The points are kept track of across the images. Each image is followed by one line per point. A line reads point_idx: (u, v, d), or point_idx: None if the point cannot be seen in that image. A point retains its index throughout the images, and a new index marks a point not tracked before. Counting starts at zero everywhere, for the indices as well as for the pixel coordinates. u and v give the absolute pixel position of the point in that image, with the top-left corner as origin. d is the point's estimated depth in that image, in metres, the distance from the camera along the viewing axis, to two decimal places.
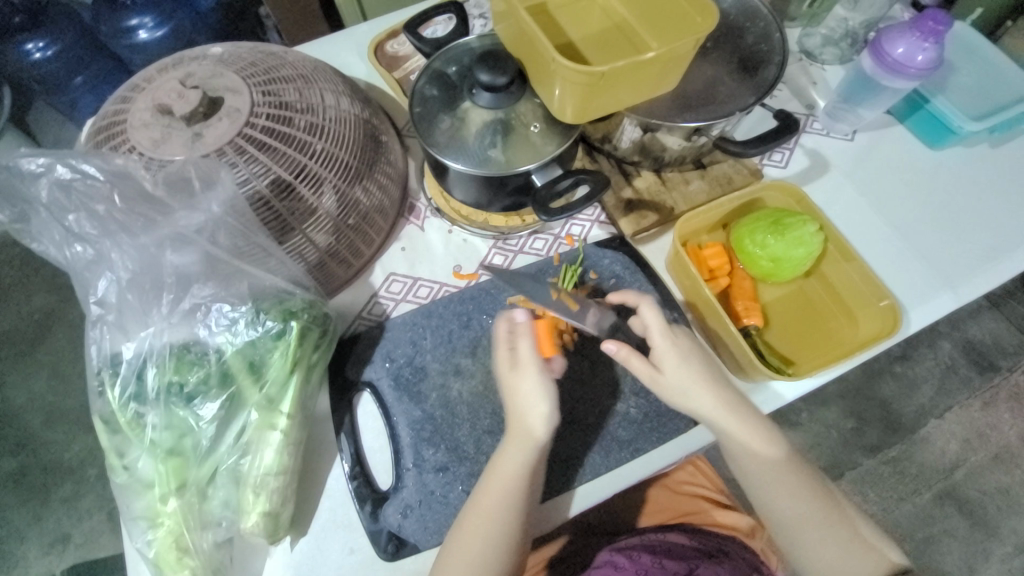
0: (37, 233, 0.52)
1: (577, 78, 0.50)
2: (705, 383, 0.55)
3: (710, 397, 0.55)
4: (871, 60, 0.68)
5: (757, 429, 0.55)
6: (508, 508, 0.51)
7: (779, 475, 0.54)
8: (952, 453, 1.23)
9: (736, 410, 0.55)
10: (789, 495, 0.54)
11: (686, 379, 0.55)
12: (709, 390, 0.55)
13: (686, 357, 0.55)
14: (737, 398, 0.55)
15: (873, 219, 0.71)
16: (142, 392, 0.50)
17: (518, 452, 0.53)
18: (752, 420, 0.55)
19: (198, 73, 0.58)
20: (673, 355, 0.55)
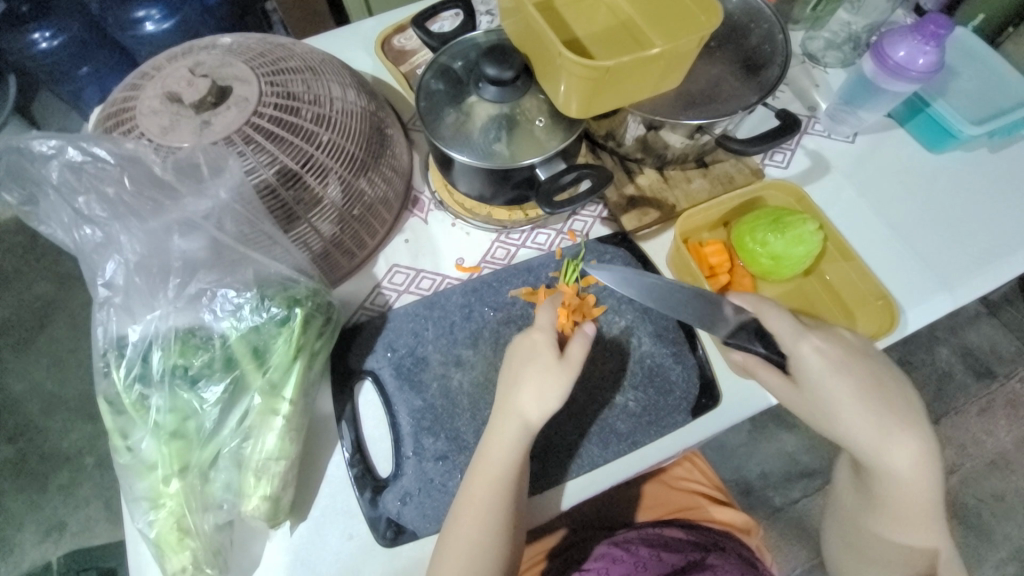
0: (46, 216, 0.53)
1: (582, 73, 0.51)
2: (872, 430, 0.51)
3: (880, 446, 0.51)
4: (872, 63, 0.69)
5: (918, 492, 0.52)
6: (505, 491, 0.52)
7: (905, 531, 0.54)
8: (948, 459, 1.23)
9: (905, 462, 0.51)
10: (891, 548, 0.56)
11: (862, 423, 0.51)
12: (876, 435, 0.51)
13: (874, 401, 0.51)
14: (923, 462, 0.51)
15: (873, 220, 0.71)
16: (147, 374, 0.51)
17: (504, 426, 0.53)
18: (915, 482, 0.51)
19: (207, 62, 0.58)
20: (892, 388, 0.53)
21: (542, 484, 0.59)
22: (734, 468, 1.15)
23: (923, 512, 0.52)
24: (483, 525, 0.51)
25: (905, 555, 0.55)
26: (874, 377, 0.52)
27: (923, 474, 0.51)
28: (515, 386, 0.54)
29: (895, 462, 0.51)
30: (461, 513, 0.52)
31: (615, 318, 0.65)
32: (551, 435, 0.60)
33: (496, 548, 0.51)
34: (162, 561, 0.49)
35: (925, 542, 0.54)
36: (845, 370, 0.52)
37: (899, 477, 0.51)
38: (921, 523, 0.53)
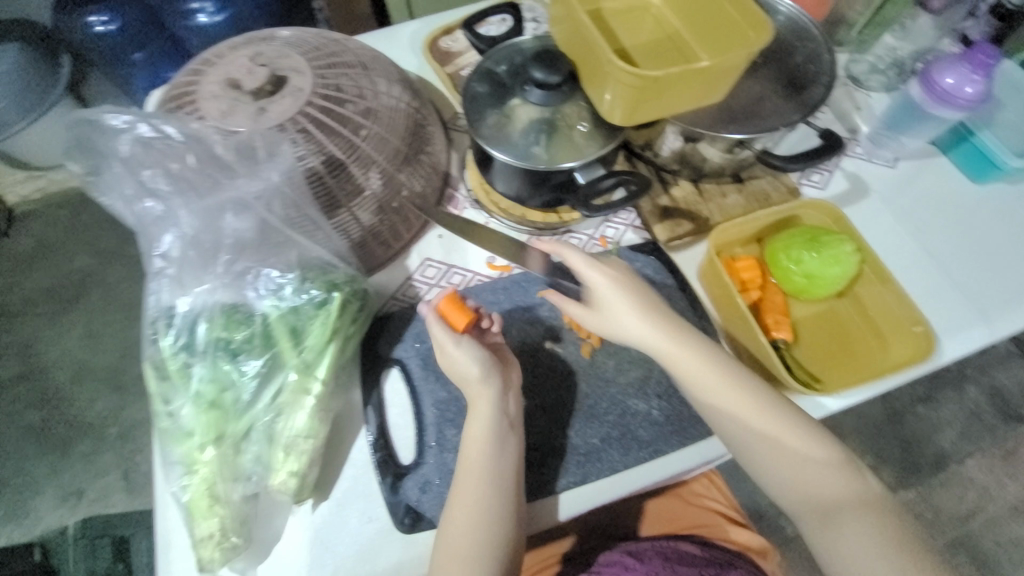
0: (108, 187, 0.55)
1: (630, 81, 0.52)
2: (680, 346, 0.55)
3: (703, 362, 0.54)
4: (918, 90, 0.68)
5: (735, 394, 0.53)
6: (500, 473, 0.53)
7: (797, 457, 0.51)
8: (969, 500, 1.19)
9: (701, 356, 0.54)
10: (816, 479, 0.51)
11: (646, 331, 0.55)
12: (683, 350, 0.55)
13: (648, 303, 0.57)
14: (695, 354, 0.54)
15: (911, 246, 0.71)
16: (192, 344, 0.53)
17: (487, 411, 0.54)
18: (731, 388, 0.53)
19: (266, 52, 0.61)
20: (641, 299, 0.57)
21: (560, 485, 0.59)
22: (746, 492, 1.13)
23: (790, 432, 0.52)
24: (477, 505, 0.52)
25: (823, 488, 0.51)
26: (620, 281, 0.57)
27: (717, 380, 0.54)
28: (455, 372, 0.56)
29: (707, 372, 0.54)
30: (456, 494, 0.53)
31: None
32: (572, 437, 0.60)
33: (493, 530, 0.51)
34: (190, 525, 0.51)
35: (831, 467, 0.51)
36: (619, 278, 0.57)
37: (697, 384, 0.54)
38: (816, 445, 0.52)
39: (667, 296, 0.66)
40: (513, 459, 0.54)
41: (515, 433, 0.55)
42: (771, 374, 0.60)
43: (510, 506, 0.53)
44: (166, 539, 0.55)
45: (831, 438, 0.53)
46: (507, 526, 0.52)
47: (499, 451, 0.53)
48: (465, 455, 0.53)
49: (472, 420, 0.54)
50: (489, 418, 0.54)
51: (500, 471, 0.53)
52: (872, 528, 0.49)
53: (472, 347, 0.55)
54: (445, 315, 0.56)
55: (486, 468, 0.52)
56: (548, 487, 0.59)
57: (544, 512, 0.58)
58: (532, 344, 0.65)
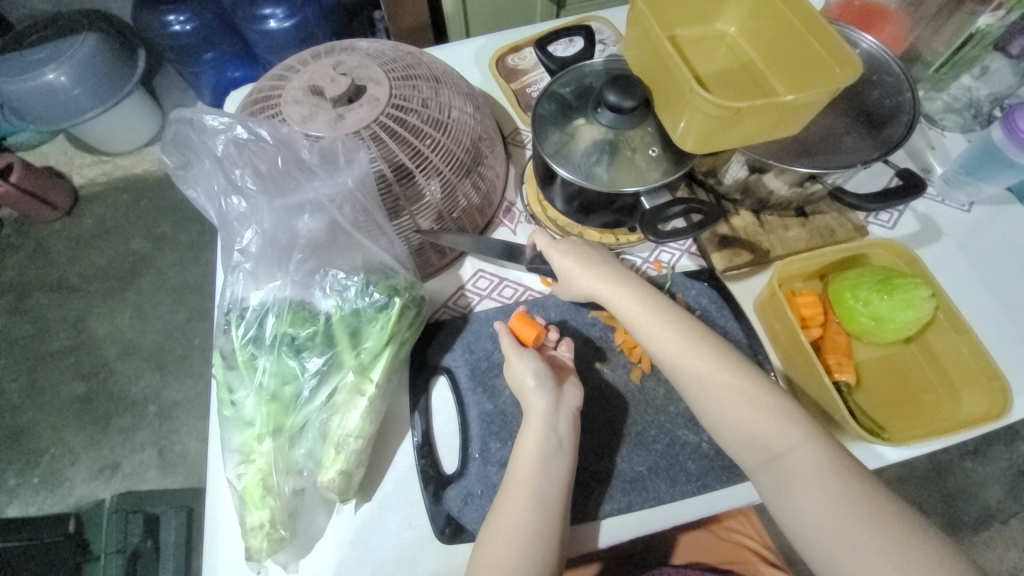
0: (194, 181, 0.59)
1: (707, 110, 0.52)
2: (636, 306, 0.55)
3: (651, 326, 0.54)
4: (1000, 133, 0.66)
5: (695, 359, 0.52)
6: (543, 495, 0.52)
7: (750, 416, 0.50)
8: (1014, 564, 1.12)
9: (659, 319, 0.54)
10: (774, 444, 0.49)
11: (604, 294, 0.57)
12: (638, 310, 0.55)
13: (601, 268, 0.58)
14: (654, 318, 0.54)
15: (985, 295, 0.67)
16: (260, 337, 0.55)
17: (541, 425, 0.55)
18: (677, 346, 0.52)
19: (347, 62, 0.63)
20: (598, 265, 0.58)
21: (603, 511, 0.58)
22: (776, 533, 1.07)
23: (737, 391, 0.50)
24: (517, 525, 0.51)
25: (778, 447, 0.49)
26: (576, 250, 0.60)
27: (664, 336, 0.53)
28: (512, 381, 0.58)
29: (656, 332, 0.53)
30: (501, 506, 0.53)
31: None
32: (616, 462, 0.59)
33: (531, 553, 0.50)
34: (242, 513, 0.53)
35: (785, 428, 0.49)
36: (583, 253, 0.60)
37: (647, 344, 0.54)
38: (769, 408, 0.50)
39: (721, 326, 0.65)
40: (560, 483, 0.53)
41: (563, 456, 0.54)
42: (832, 417, 0.58)
43: (554, 529, 0.52)
44: (215, 523, 0.56)
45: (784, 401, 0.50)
46: (549, 549, 0.51)
47: (547, 473, 0.53)
48: (514, 467, 0.54)
49: (524, 430, 0.55)
50: (539, 437, 0.54)
51: (546, 488, 0.52)
52: (831, 492, 0.46)
53: (529, 359, 0.58)
54: (516, 330, 0.61)
55: (530, 488, 0.52)
56: (589, 511, 0.58)
57: (585, 537, 0.58)
58: (580, 364, 0.64)
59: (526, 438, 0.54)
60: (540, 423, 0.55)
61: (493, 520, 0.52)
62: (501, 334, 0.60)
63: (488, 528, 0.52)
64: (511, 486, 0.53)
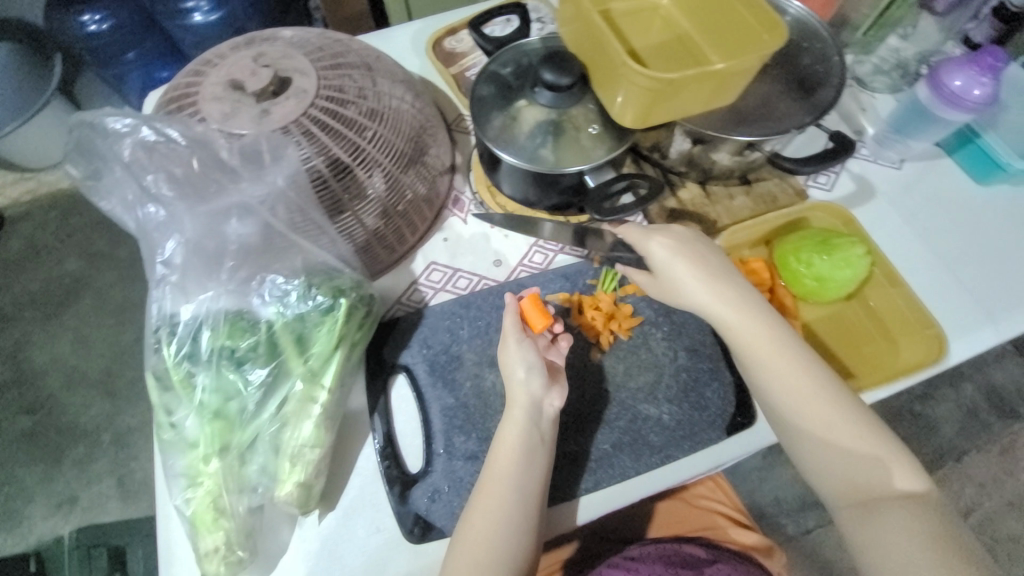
0: (107, 192, 0.54)
1: (643, 83, 0.51)
2: (744, 317, 0.54)
3: (769, 345, 0.53)
4: (926, 91, 0.68)
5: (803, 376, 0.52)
6: (523, 487, 0.52)
7: (851, 442, 0.50)
8: (967, 497, 1.20)
9: (768, 330, 0.53)
10: (868, 471, 0.49)
11: (713, 302, 0.55)
12: (748, 320, 0.54)
13: (712, 274, 0.56)
14: (763, 330, 0.54)
15: (917, 248, 0.71)
16: (196, 353, 0.52)
17: (522, 417, 0.54)
18: (791, 367, 0.52)
19: (269, 52, 0.59)
20: (709, 268, 0.56)
21: (571, 491, 0.58)
22: (747, 491, 1.12)
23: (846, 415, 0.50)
24: (492, 522, 0.50)
25: (872, 476, 0.49)
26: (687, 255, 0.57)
27: (783, 357, 0.53)
28: (505, 372, 0.57)
29: (763, 340, 0.53)
30: (480, 496, 0.52)
31: (652, 329, 0.65)
32: (582, 442, 0.60)
33: (506, 549, 0.50)
34: (195, 538, 0.50)
35: (883, 463, 0.49)
36: (687, 254, 0.57)
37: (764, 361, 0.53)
38: (867, 436, 0.50)
39: None
40: (536, 476, 0.52)
41: (545, 448, 0.54)
42: None
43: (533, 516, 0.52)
44: (168, 552, 0.54)
45: (883, 427, 0.51)
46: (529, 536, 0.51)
47: (525, 467, 0.52)
48: (493, 458, 0.53)
49: (508, 420, 0.54)
50: (518, 431, 0.53)
51: (528, 474, 0.52)
52: (914, 526, 0.46)
53: (522, 347, 0.56)
54: (524, 311, 0.58)
55: (507, 483, 0.52)
56: (559, 493, 0.58)
57: (562, 518, 0.58)
58: None
59: (505, 432, 0.54)
60: (520, 417, 0.54)
61: (468, 519, 0.51)
62: (510, 313, 0.58)
63: (463, 527, 0.51)
64: (485, 483, 0.52)
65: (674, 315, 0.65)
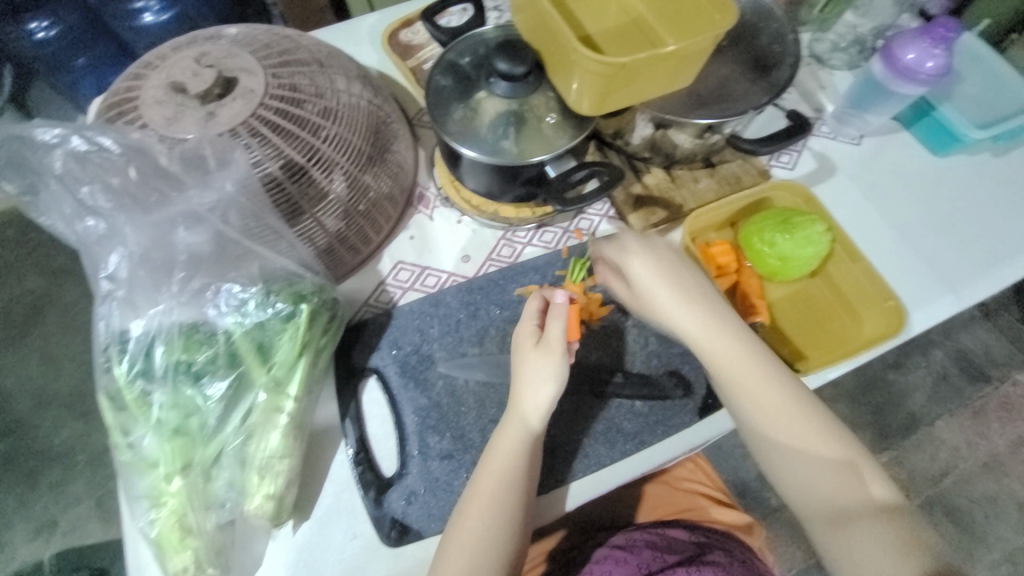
0: (45, 206, 0.52)
1: (596, 69, 0.51)
2: (726, 347, 0.54)
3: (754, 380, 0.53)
4: (880, 66, 0.69)
5: (789, 415, 0.52)
6: (509, 496, 0.52)
7: (794, 423, 0.52)
8: (942, 461, 1.24)
9: (758, 374, 0.53)
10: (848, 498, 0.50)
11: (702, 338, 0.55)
12: (732, 353, 0.54)
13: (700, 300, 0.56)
14: (748, 359, 0.54)
15: (878, 222, 0.72)
16: (150, 369, 0.50)
17: (518, 435, 0.54)
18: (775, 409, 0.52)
19: (212, 52, 0.57)
20: (695, 314, 0.55)
21: (548, 484, 0.58)
22: (730, 469, 1.14)
23: (786, 402, 0.52)
24: (481, 531, 0.51)
25: (854, 505, 0.49)
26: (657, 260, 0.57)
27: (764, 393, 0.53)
28: (522, 381, 0.54)
29: (745, 369, 0.53)
30: (466, 507, 0.52)
31: (622, 318, 0.65)
32: (558, 435, 0.60)
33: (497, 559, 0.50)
34: (163, 560, 0.49)
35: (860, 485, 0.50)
36: (664, 266, 0.56)
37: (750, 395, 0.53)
38: (842, 462, 0.51)
39: None
40: (526, 486, 0.53)
41: (534, 465, 0.54)
42: None
43: (517, 523, 0.52)
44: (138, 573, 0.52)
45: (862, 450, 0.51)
46: (515, 542, 0.51)
47: (514, 480, 0.52)
48: (481, 474, 0.53)
49: (503, 435, 0.54)
50: (517, 444, 0.53)
51: (518, 488, 0.52)
52: (892, 540, 0.47)
53: (548, 360, 0.54)
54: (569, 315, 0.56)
55: (497, 494, 0.52)
56: (540, 486, 0.58)
57: (548, 508, 0.58)
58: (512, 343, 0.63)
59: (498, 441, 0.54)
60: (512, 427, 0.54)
61: (456, 527, 0.51)
62: (562, 322, 0.54)
63: (451, 536, 0.51)
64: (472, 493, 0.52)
65: None
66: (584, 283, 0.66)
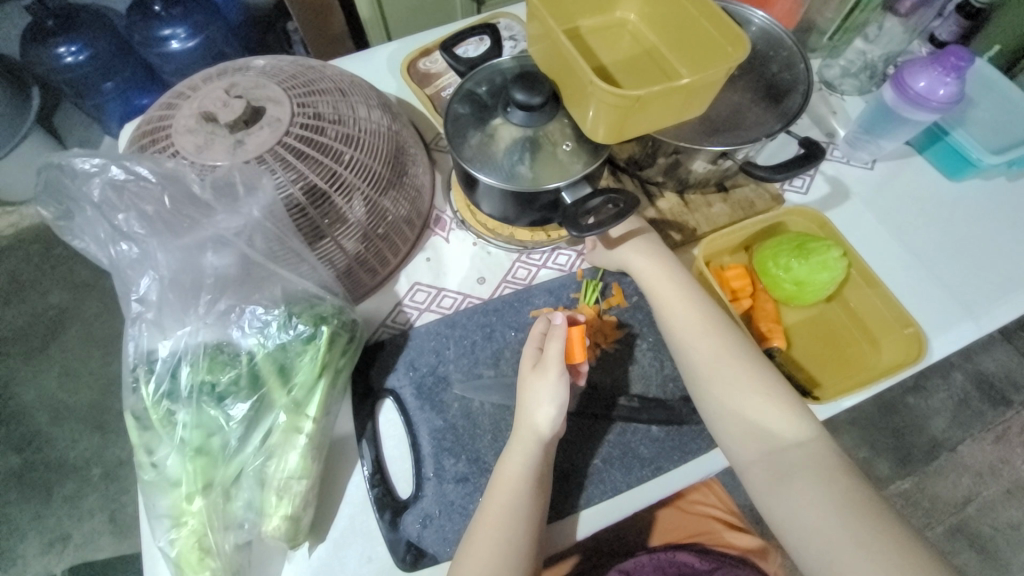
0: (81, 231, 0.54)
1: (611, 100, 0.52)
2: (673, 295, 0.60)
3: (703, 333, 0.58)
4: (891, 93, 0.70)
5: (724, 363, 0.56)
6: (522, 519, 0.52)
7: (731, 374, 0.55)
8: (964, 487, 1.21)
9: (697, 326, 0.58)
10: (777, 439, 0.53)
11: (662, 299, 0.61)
12: (677, 300, 0.60)
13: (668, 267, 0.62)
14: (689, 311, 0.59)
15: (893, 247, 0.72)
16: (175, 389, 0.51)
17: (526, 454, 0.54)
18: (730, 369, 0.56)
19: (241, 83, 0.59)
20: (664, 283, 0.61)
21: (564, 508, 0.58)
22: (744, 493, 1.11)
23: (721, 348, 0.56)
24: (495, 555, 0.50)
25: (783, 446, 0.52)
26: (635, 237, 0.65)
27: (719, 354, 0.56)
28: (528, 403, 0.55)
29: (687, 321, 0.59)
30: (478, 529, 0.52)
31: (637, 341, 0.65)
32: (573, 459, 0.59)
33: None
34: None
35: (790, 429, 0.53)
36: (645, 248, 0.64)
37: (706, 354, 0.57)
38: (792, 421, 0.53)
39: None
40: (538, 509, 0.53)
41: (545, 484, 0.54)
42: None
43: (530, 547, 0.52)
44: None
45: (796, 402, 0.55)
46: (527, 565, 0.51)
47: (526, 501, 0.52)
48: (492, 496, 0.53)
49: (511, 454, 0.55)
50: (524, 458, 0.54)
51: (529, 507, 0.52)
52: (836, 499, 0.49)
53: (550, 380, 0.55)
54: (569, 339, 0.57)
55: (512, 518, 0.51)
56: (555, 511, 0.58)
57: (563, 533, 0.58)
58: None
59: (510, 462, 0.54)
60: (526, 449, 0.54)
61: (469, 551, 0.51)
62: (560, 342, 0.56)
63: (463, 559, 0.51)
64: (485, 515, 0.52)
65: (658, 325, 0.66)
66: (596, 305, 0.67)
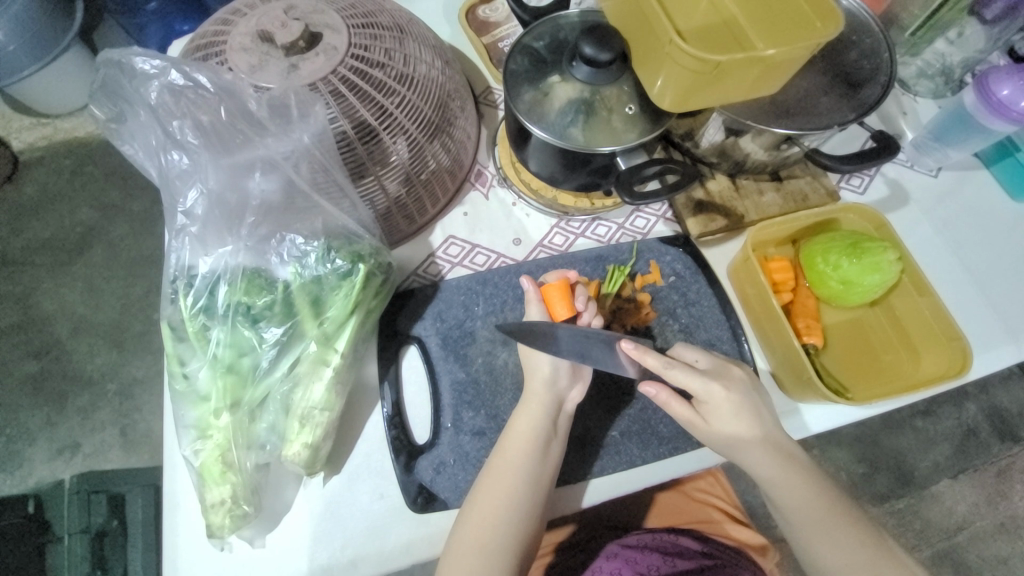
0: (134, 138, 0.54)
1: (691, 64, 0.49)
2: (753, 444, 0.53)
3: (788, 468, 0.53)
4: (972, 98, 0.66)
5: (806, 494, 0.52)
6: (527, 475, 0.52)
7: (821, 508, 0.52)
8: (959, 515, 1.20)
9: (778, 456, 0.53)
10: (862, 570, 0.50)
11: (766, 461, 0.53)
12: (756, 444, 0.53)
13: (746, 421, 0.53)
14: (771, 448, 0.53)
15: (947, 258, 0.69)
16: (212, 306, 0.52)
17: (541, 413, 0.54)
18: (833, 539, 0.51)
19: (300, 5, 0.56)
20: (742, 442, 0.53)
21: (575, 474, 0.58)
22: (740, 492, 1.11)
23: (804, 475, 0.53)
24: (497, 507, 0.51)
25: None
26: (750, 411, 0.53)
27: (833, 538, 0.51)
28: (531, 368, 0.56)
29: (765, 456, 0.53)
30: (486, 478, 0.53)
31: (669, 321, 0.64)
32: (591, 427, 0.60)
33: (510, 540, 0.51)
34: (201, 490, 0.51)
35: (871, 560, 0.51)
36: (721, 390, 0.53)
37: (808, 509, 0.52)
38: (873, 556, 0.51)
39: (694, 292, 0.65)
40: (546, 469, 0.53)
41: (556, 443, 0.55)
42: (800, 379, 0.59)
43: (532, 501, 0.52)
44: (174, 499, 0.55)
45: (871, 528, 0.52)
46: (531, 518, 0.52)
47: (537, 459, 0.53)
48: (502, 449, 0.53)
49: (523, 413, 0.54)
50: (537, 420, 0.54)
51: (535, 460, 0.53)
52: None
53: None
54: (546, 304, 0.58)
55: (519, 477, 0.52)
56: (568, 476, 0.58)
57: (571, 497, 0.58)
58: None
59: (517, 422, 0.54)
60: (539, 411, 0.54)
61: (473, 502, 0.52)
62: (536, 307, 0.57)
63: (470, 507, 0.52)
64: (492, 469, 0.53)
65: (692, 308, 0.65)
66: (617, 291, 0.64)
